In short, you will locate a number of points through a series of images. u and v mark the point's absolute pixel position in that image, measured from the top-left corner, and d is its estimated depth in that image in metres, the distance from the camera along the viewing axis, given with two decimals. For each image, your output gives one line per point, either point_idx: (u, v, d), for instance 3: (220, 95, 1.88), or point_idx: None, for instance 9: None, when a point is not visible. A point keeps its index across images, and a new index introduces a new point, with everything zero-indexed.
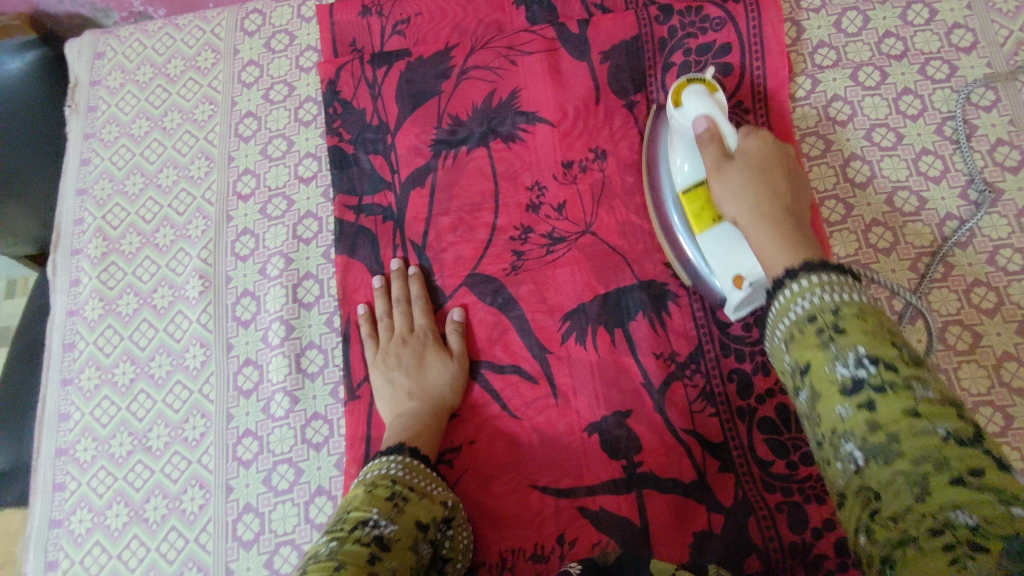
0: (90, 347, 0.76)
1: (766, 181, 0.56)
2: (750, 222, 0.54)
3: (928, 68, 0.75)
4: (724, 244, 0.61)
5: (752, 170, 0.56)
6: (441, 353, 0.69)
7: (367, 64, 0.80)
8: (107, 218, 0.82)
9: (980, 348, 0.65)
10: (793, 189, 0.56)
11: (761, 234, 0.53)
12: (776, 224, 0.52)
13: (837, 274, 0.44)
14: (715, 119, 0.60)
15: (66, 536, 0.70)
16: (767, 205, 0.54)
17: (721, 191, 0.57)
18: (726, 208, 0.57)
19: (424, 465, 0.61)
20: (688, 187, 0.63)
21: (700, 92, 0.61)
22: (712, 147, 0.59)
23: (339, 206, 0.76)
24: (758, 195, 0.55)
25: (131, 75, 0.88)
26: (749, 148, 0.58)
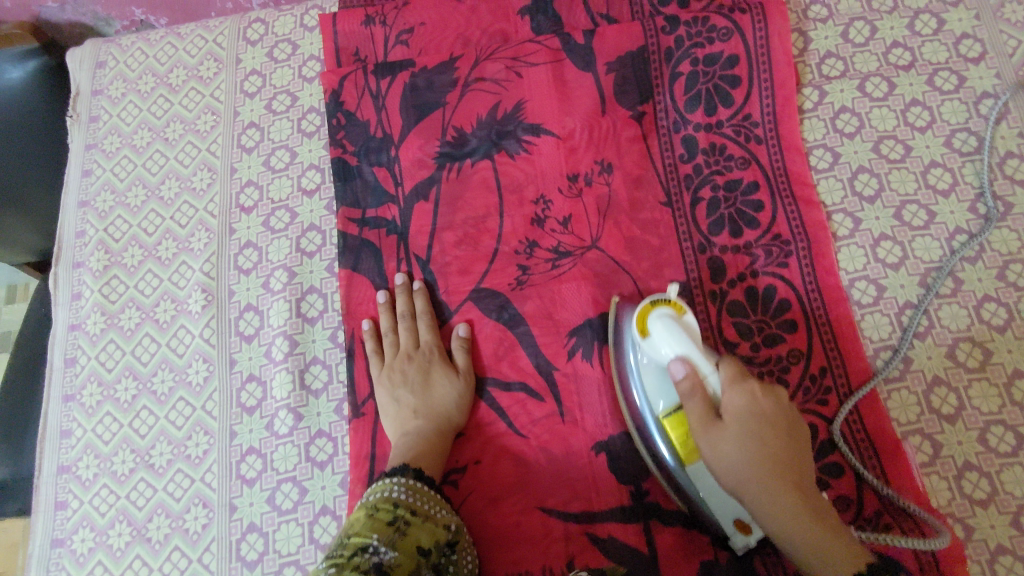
0: (92, 362, 0.76)
1: (765, 450, 0.52)
2: (770, 513, 0.51)
3: (937, 79, 0.74)
4: (719, 492, 0.56)
5: (749, 445, 0.52)
6: (446, 371, 0.69)
7: (371, 75, 0.80)
8: (109, 230, 0.81)
9: (991, 366, 0.64)
10: (792, 460, 0.53)
11: (795, 543, 0.50)
12: (806, 524, 0.50)
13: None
14: (693, 363, 0.55)
15: (68, 555, 0.69)
16: (784, 499, 0.51)
17: (723, 473, 0.53)
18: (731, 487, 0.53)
19: (428, 487, 0.60)
20: (668, 411, 0.58)
21: (672, 324, 0.56)
22: (699, 408, 0.54)
23: (342, 219, 0.76)
24: (767, 477, 0.51)
25: (133, 85, 0.88)
26: (736, 404, 0.53)
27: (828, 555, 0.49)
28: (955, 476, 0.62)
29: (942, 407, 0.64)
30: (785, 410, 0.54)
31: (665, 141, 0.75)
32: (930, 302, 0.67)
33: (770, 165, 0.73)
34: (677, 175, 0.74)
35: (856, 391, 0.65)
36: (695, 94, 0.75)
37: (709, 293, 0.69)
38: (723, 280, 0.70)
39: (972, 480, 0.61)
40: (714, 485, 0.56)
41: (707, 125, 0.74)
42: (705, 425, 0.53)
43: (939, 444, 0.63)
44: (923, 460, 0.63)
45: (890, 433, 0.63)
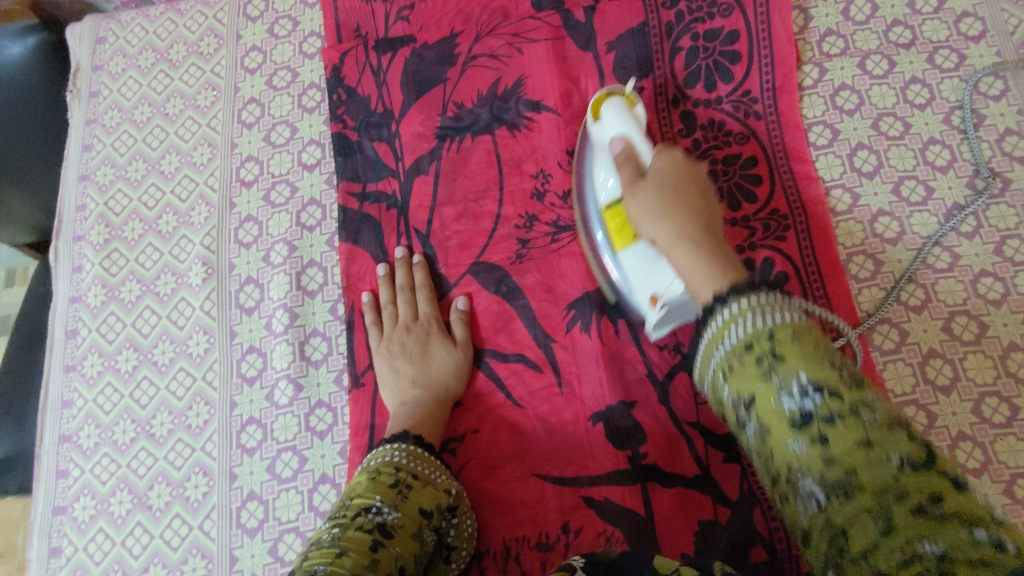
0: (92, 334, 0.76)
1: (678, 199, 0.53)
2: (672, 243, 0.51)
3: (937, 57, 0.75)
4: (644, 261, 0.59)
5: (662, 189, 0.54)
6: (444, 343, 0.69)
7: (372, 50, 0.80)
8: (110, 204, 0.81)
9: (987, 339, 0.65)
10: (709, 210, 0.53)
11: (688, 254, 0.49)
12: (694, 247, 0.50)
13: (775, 294, 0.41)
14: (631, 139, 0.59)
15: (69, 523, 0.69)
16: (686, 225, 0.51)
17: (638, 211, 0.55)
18: (644, 228, 0.54)
19: (427, 453, 0.61)
20: (609, 204, 0.61)
21: (618, 106, 0.61)
22: (628, 166, 0.57)
23: (343, 193, 0.76)
24: (673, 213, 0.52)
25: (134, 60, 0.88)
26: (662, 165, 0.56)
27: (708, 274, 0.47)
28: (949, 446, 0.62)
29: (937, 379, 0.64)
30: (711, 189, 0.56)
31: (664, 117, 0.75)
32: (927, 277, 0.68)
33: (769, 141, 0.73)
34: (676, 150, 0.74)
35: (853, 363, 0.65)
36: (695, 70, 0.76)
37: None
38: None
39: (966, 449, 0.62)
40: (648, 259, 0.58)
41: (707, 101, 0.75)
42: (634, 179, 0.56)
43: (934, 415, 0.63)
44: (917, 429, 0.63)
45: None
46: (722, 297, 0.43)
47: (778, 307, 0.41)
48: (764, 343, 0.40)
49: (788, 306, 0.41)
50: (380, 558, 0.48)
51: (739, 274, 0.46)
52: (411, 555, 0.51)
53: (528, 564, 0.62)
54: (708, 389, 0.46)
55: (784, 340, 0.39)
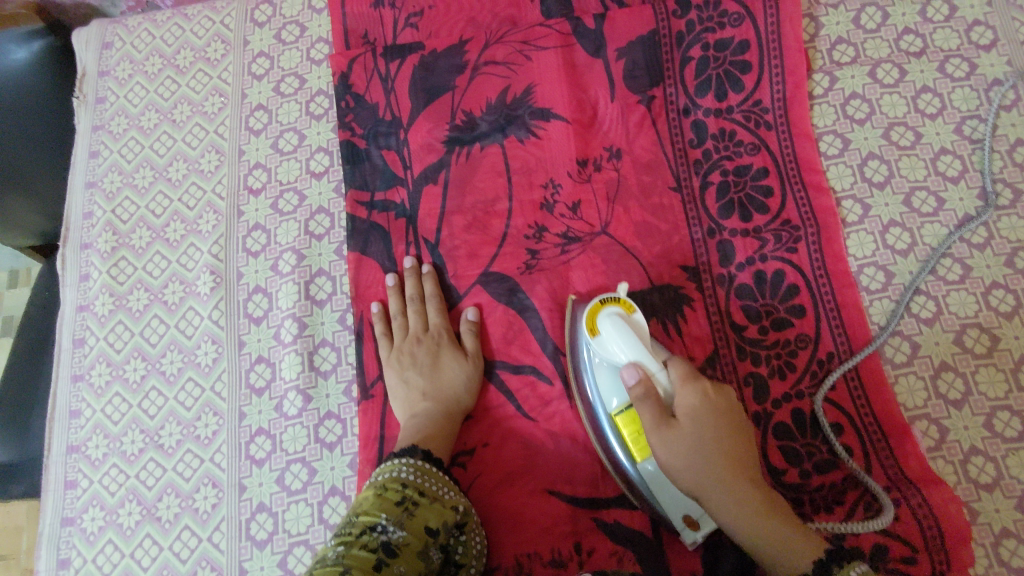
0: (100, 343, 0.76)
1: (716, 451, 0.53)
2: (739, 514, 0.51)
3: (948, 66, 0.74)
4: (668, 482, 0.57)
5: (701, 444, 0.53)
6: (454, 354, 0.69)
7: (380, 57, 0.80)
8: (117, 211, 0.81)
9: (998, 352, 0.65)
10: (741, 448, 0.54)
11: (764, 525, 0.51)
12: (762, 515, 0.51)
13: (864, 574, 0.47)
14: (646, 369, 0.55)
15: (78, 534, 0.69)
16: (742, 493, 0.52)
17: (683, 478, 0.53)
18: (681, 482, 0.53)
19: (436, 469, 0.60)
20: (622, 409, 0.58)
21: (618, 323, 0.58)
22: (649, 405, 0.54)
23: (351, 201, 0.76)
24: (723, 474, 0.52)
25: (140, 66, 0.87)
26: (691, 404, 0.54)
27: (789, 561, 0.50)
28: (961, 460, 0.62)
29: (949, 392, 0.64)
30: (737, 406, 0.56)
31: (675, 126, 0.75)
32: (938, 289, 0.67)
33: (780, 151, 0.73)
34: (687, 160, 0.74)
35: (864, 375, 0.65)
36: (706, 79, 0.75)
37: (718, 277, 0.70)
38: (732, 264, 0.70)
39: (978, 464, 0.62)
40: (667, 482, 0.57)
41: (717, 111, 0.74)
42: (660, 425, 0.53)
43: (946, 429, 0.63)
44: (929, 444, 0.63)
45: (897, 417, 0.63)
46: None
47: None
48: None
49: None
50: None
51: (815, 552, 0.50)
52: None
53: None
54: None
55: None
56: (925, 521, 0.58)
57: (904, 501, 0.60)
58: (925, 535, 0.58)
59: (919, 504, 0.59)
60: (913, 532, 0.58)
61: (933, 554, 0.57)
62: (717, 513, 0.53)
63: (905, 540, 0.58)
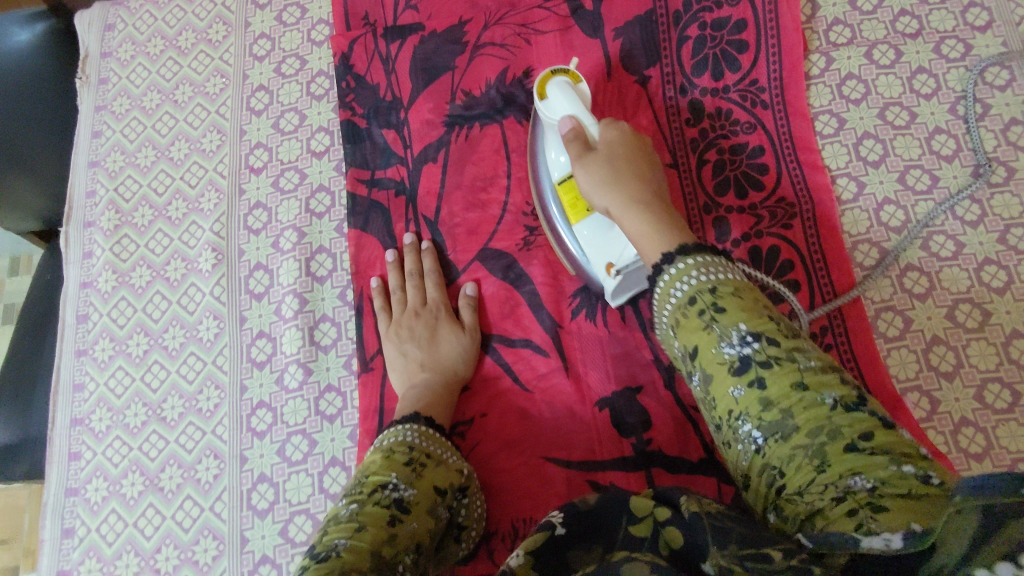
0: (104, 318, 0.77)
1: (629, 173, 0.57)
2: (624, 206, 0.56)
3: (943, 47, 0.75)
4: (599, 232, 0.63)
5: (614, 166, 0.57)
6: (452, 325, 0.70)
7: (380, 39, 0.81)
8: (120, 190, 0.82)
9: (990, 326, 0.66)
10: (653, 180, 0.58)
11: (643, 222, 0.54)
12: (650, 215, 0.54)
13: (713, 257, 0.49)
14: (579, 119, 0.60)
15: (82, 504, 0.70)
16: (637, 194, 0.56)
17: (592, 183, 0.58)
18: (596, 201, 0.58)
19: (440, 434, 0.61)
20: (563, 178, 0.64)
21: (563, 87, 0.61)
22: (576, 143, 0.59)
23: (351, 179, 0.77)
24: (628, 186, 0.56)
25: (142, 47, 0.88)
26: (613, 142, 0.59)
27: (664, 232, 0.53)
28: (952, 431, 0.63)
29: (941, 365, 0.65)
30: (655, 161, 0.60)
31: (672, 106, 0.75)
32: (931, 265, 0.68)
33: (775, 130, 0.73)
34: (683, 139, 0.74)
35: (856, 345, 0.66)
36: (702, 59, 0.76)
37: None
38: (728, 239, 0.71)
39: (969, 434, 0.63)
40: (601, 229, 0.63)
41: (714, 90, 0.75)
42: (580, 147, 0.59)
43: (938, 401, 0.64)
44: (920, 415, 0.64)
45: (891, 387, 0.64)
46: (672, 257, 0.50)
47: (719, 268, 0.48)
48: (706, 297, 0.47)
49: (723, 266, 0.49)
50: (396, 536, 0.49)
51: (689, 236, 0.52)
52: (424, 532, 0.52)
53: None
54: (668, 349, 0.52)
55: (725, 300, 0.46)
56: None
57: None
58: None
59: None
60: None
61: None
62: (616, 216, 0.57)
63: None
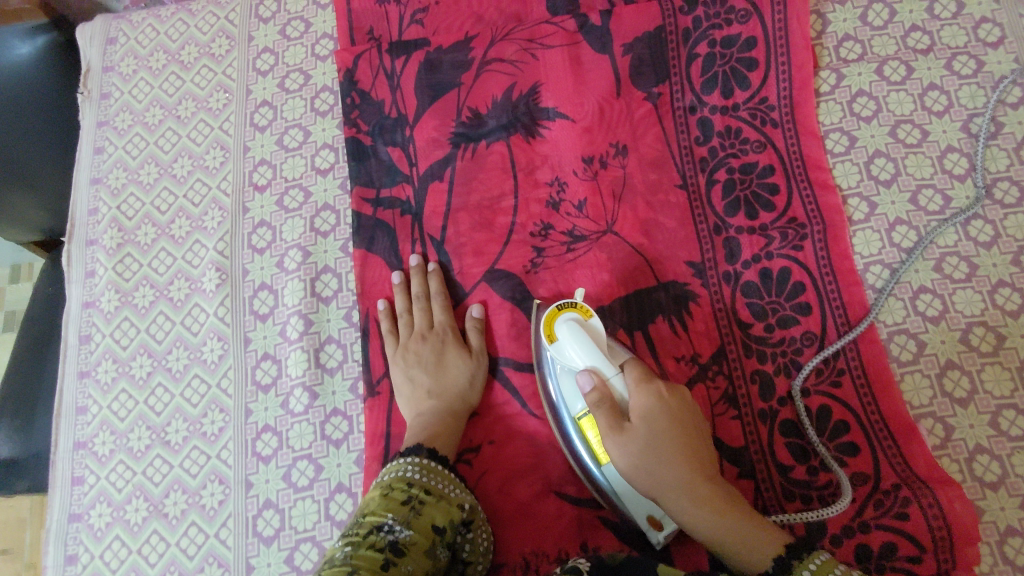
0: (106, 339, 0.76)
1: (670, 446, 0.54)
2: (678, 491, 0.53)
3: (955, 63, 0.74)
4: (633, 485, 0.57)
5: (655, 451, 0.54)
6: (459, 350, 0.69)
7: (385, 53, 0.79)
8: (122, 208, 0.81)
9: (1003, 351, 0.65)
10: (695, 448, 0.55)
11: (725, 520, 0.52)
12: (716, 510, 0.52)
13: (831, 566, 0.48)
14: (601, 374, 0.56)
15: (86, 530, 0.70)
16: (693, 482, 0.53)
17: (637, 467, 0.54)
18: (644, 485, 0.54)
19: (444, 467, 0.60)
20: (584, 416, 0.58)
21: (575, 333, 0.57)
22: (604, 409, 0.55)
23: (356, 198, 0.76)
24: (674, 467, 0.53)
25: (143, 61, 0.87)
26: (654, 410, 0.55)
27: (744, 539, 0.51)
28: (966, 459, 0.62)
29: (954, 390, 0.64)
30: (689, 406, 0.57)
31: (681, 123, 0.74)
32: (944, 287, 0.67)
33: (786, 150, 0.73)
34: (692, 158, 0.73)
35: (869, 372, 0.65)
36: (712, 76, 0.75)
37: (724, 275, 0.70)
38: (738, 261, 0.70)
39: (983, 462, 0.62)
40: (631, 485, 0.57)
41: (723, 108, 0.74)
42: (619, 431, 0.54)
43: (951, 427, 0.63)
44: (934, 442, 0.63)
45: (904, 415, 0.63)
46: (792, 566, 0.48)
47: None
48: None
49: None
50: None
51: (780, 540, 0.50)
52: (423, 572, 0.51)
53: None
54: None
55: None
56: (934, 519, 0.58)
57: (914, 502, 0.59)
58: (933, 533, 0.58)
59: (928, 502, 0.59)
60: (920, 530, 0.58)
61: (940, 552, 0.58)
62: (672, 504, 0.54)
63: (914, 538, 0.58)
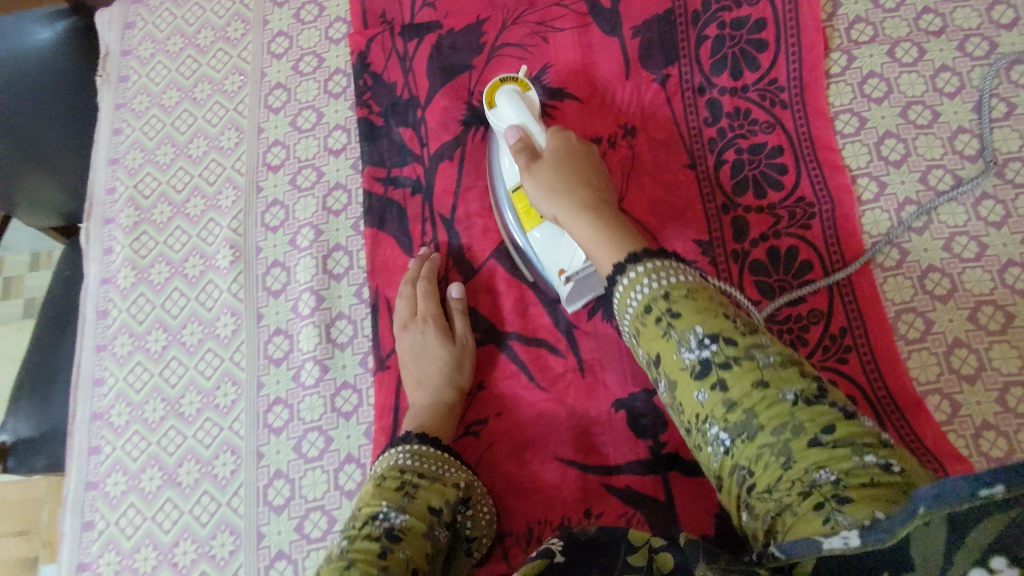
0: (123, 314, 0.78)
1: (574, 173, 0.60)
2: (572, 220, 0.57)
3: (967, 45, 0.74)
4: (551, 237, 0.64)
5: (559, 173, 0.59)
6: (445, 335, 0.68)
7: (398, 36, 0.80)
8: (139, 187, 0.83)
9: (1013, 329, 0.65)
10: (594, 176, 0.60)
11: (583, 225, 0.56)
12: (595, 220, 0.55)
13: (665, 260, 0.49)
14: (527, 129, 0.63)
15: (102, 498, 0.71)
16: (579, 197, 0.58)
17: (534, 188, 0.60)
18: (544, 208, 0.60)
19: (438, 451, 0.60)
20: (516, 187, 0.66)
21: (510, 97, 0.64)
22: (523, 153, 0.62)
23: (368, 177, 0.77)
24: (571, 191, 0.58)
25: (162, 46, 0.89)
26: (564, 151, 0.61)
27: (611, 244, 0.53)
28: (973, 435, 0.62)
29: (963, 367, 0.64)
30: (600, 163, 0.63)
31: (690, 105, 0.75)
32: (953, 267, 0.67)
33: (794, 130, 0.73)
34: (701, 138, 0.74)
35: (876, 348, 0.65)
36: (721, 58, 0.75)
37: (732, 253, 0.70)
38: (746, 240, 0.70)
39: (990, 438, 0.62)
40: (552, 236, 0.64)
41: (732, 89, 0.74)
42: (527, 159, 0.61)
43: (959, 404, 0.63)
44: (940, 418, 0.63)
45: (910, 390, 0.63)
46: (625, 265, 0.50)
47: (671, 270, 0.49)
48: (661, 303, 0.47)
49: (675, 269, 0.49)
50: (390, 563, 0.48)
51: (636, 244, 0.52)
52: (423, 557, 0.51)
53: None
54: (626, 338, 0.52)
55: (676, 300, 0.47)
56: None
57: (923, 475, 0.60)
58: None
59: (937, 476, 0.60)
60: None
61: None
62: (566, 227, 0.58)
63: None
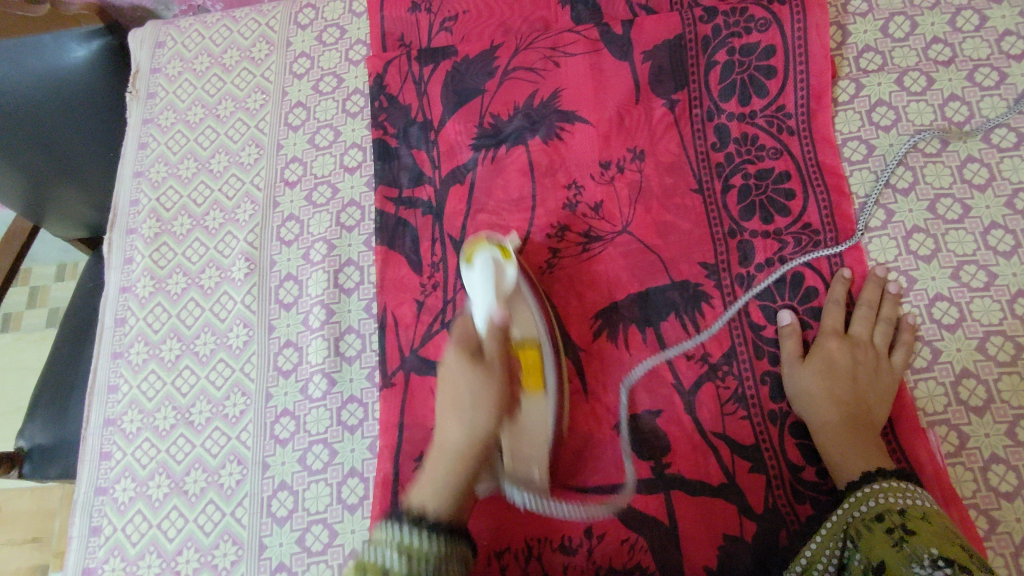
0: (139, 322, 0.80)
1: (852, 376, 0.64)
2: (825, 425, 0.62)
3: (977, 75, 0.74)
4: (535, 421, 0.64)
5: (829, 376, 0.64)
6: (471, 367, 0.61)
7: (414, 60, 0.82)
8: (161, 200, 0.85)
9: (1021, 360, 0.64)
10: (873, 382, 0.64)
11: (835, 443, 0.61)
12: (865, 444, 0.60)
13: (907, 483, 0.56)
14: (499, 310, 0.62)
15: (110, 503, 0.72)
16: (845, 407, 0.62)
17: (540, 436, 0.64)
18: (795, 401, 0.65)
19: (434, 548, 0.53)
20: (523, 343, 0.64)
21: (490, 265, 0.64)
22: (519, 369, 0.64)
23: (380, 197, 0.78)
24: (828, 396, 0.63)
25: (190, 63, 0.91)
26: (524, 318, 0.65)
27: (856, 458, 0.59)
28: (981, 468, 0.62)
29: (970, 399, 0.64)
30: (882, 360, 0.65)
31: (698, 130, 0.76)
32: (962, 296, 0.67)
33: (802, 157, 0.73)
34: (708, 163, 0.75)
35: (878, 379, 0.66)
36: (730, 84, 0.76)
37: (738, 278, 0.70)
38: (751, 264, 0.70)
39: (999, 472, 0.61)
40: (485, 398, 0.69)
41: (740, 116, 0.75)
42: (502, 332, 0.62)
43: (967, 436, 0.63)
44: (947, 450, 0.63)
45: (910, 418, 0.64)
46: (875, 475, 0.57)
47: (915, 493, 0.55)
48: (895, 517, 0.54)
49: (913, 492, 0.55)
50: None
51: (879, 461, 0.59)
52: None
53: (550, 564, 0.64)
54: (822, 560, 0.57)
55: (914, 522, 0.52)
56: None
57: None
58: None
59: None
60: None
61: None
62: (811, 424, 0.63)
63: None
